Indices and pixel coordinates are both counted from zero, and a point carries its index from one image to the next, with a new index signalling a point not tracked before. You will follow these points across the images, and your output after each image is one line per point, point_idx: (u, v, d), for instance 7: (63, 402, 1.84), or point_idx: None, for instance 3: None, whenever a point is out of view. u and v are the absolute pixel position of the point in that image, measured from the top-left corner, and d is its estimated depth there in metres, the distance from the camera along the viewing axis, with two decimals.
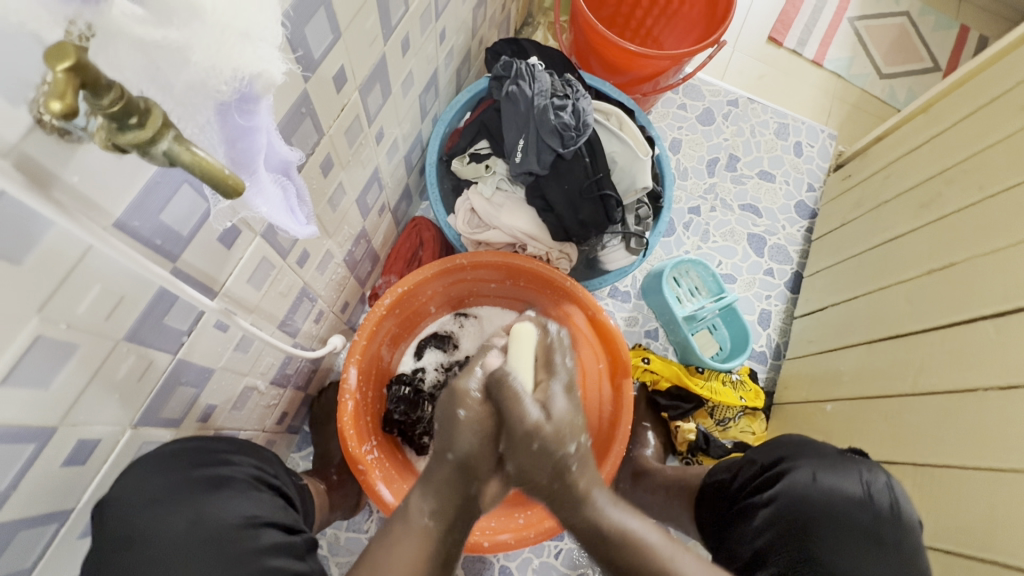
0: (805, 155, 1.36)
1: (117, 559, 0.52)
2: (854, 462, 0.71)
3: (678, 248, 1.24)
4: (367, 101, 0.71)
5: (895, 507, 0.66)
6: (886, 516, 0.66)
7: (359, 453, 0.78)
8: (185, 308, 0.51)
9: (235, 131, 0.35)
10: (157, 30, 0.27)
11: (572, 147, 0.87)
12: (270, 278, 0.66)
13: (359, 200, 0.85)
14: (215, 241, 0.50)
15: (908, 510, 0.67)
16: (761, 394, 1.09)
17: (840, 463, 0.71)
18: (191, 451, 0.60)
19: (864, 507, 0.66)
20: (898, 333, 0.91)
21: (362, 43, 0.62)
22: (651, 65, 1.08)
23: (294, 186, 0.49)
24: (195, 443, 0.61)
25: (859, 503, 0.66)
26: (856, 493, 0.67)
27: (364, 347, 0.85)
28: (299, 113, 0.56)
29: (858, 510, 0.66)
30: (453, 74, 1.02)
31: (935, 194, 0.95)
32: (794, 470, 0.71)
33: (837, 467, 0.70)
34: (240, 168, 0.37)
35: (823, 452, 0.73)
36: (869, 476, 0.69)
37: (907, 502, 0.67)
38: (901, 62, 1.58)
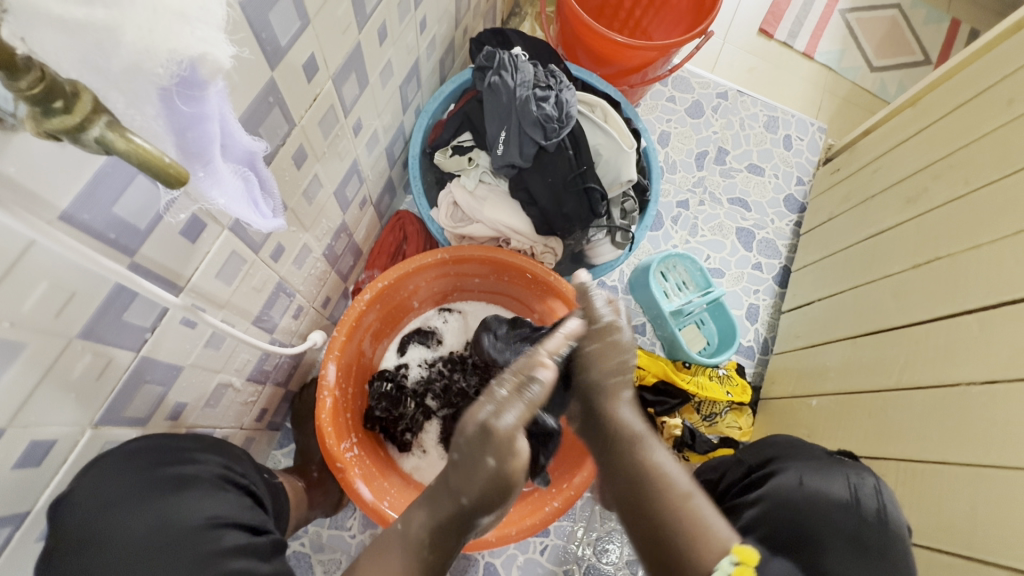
0: (794, 148, 1.35)
1: (71, 564, 0.52)
2: (839, 465, 0.71)
3: (666, 242, 1.23)
4: (342, 90, 0.69)
5: (883, 513, 0.65)
6: (871, 519, 0.65)
7: (337, 451, 0.77)
8: (147, 305, 0.49)
9: (183, 119, 0.33)
10: (78, 9, 0.25)
11: (556, 139, 0.85)
12: (242, 273, 0.64)
13: (338, 193, 0.83)
14: (177, 234, 0.49)
15: (895, 514, 0.66)
16: (748, 390, 1.08)
17: (827, 466, 0.70)
18: (150, 450, 0.58)
19: (850, 512, 0.65)
20: (884, 328, 0.90)
21: (334, 31, 0.61)
22: (638, 56, 1.06)
23: (258, 177, 0.47)
24: (159, 441, 0.60)
25: (846, 507, 0.65)
26: (844, 496, 0.66)
27: (344, 343, 0.83)
28: (266, 102, 0.54)
29: (844, 508, 0.65)
30: (435, 65, 1.00)
31: (921, 188, 0.94)
32: (780, 473, 0.70)
33: (824, 469, 0.69)
34: (190, 158, 0.35)
35: (807, 455, 0.72)
36: (857, 480, 0.68)
37: (894, 505, 0.67)
38: (892, 56, 1.57)
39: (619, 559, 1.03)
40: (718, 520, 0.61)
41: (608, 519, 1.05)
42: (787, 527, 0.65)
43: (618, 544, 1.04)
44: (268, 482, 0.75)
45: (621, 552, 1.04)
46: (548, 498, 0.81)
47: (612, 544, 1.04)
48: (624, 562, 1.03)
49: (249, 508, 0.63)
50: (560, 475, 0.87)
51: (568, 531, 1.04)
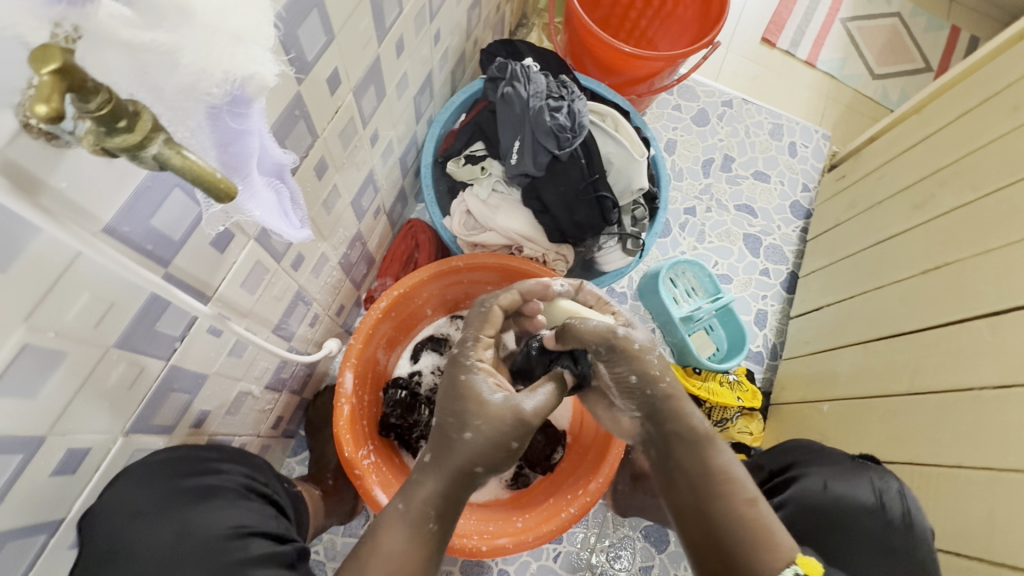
0: (799, 155, 1.36)
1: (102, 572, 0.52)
2: (864, 469, 0.71)
3: (674, 249, 1.24)
4: (361, 102, 0.71)
5: (908, 517, 0.66)
6: (896, 524, 0.65)
7: (355, 458, 0.77)
8: (179, 314, 0.50)
9: (228, 134, 0.34)
10: (144, 34, 0.26)
11: (568, 149, 0.86)
12: (264, 283, 0.65)
13: (354, 203, 0.84)
14: (208, 245, 0.50)
15: (921, 518, 0.66)
16: (758, 395, 1.09)
17: (851, 470, 0.71)
18: (177, 462, 0.59)
19: (875, 515, 0.66)
20: (894, 333, 0.91)
21: (356, 45, 0.62)
22: (646, 66, 1.08)
23: (288, 189, 0.48)
24: (183, 453, 0.60)
25: (868, 511, 0.66)
26: (869, 501, 0.67)
27: (360, 351, 0.84)
28: (292, 115, 0.55)
29: (868, 512, 0.66)
30: (447, 76, 1.02)
31: (929, 194, 0.96)
32: (805, 477, 0.71)
33: (848, 475, 0.70)
34: (232, 172, 0.37)
35: (831, 459, 0.73)
36: (882, 483, 0.68)
37: (920, 511, 0.67)
38: (893, 63, 1.59)
39: (632, 566, 1.03)
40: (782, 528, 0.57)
41: (621, 526, 1.06)
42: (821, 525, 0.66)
43: (631, 550, 1.04)
44: (289, 493, 0.76)
45: (634, 559, 1.04)
46: (563, 504, 0.82)
47: (625, 550, 1.04)
48: (636, 568, 1.03)
49: (270, 517, 0.64)
50: (574, 481, 0.87)
51: (581, 538, 1.04)
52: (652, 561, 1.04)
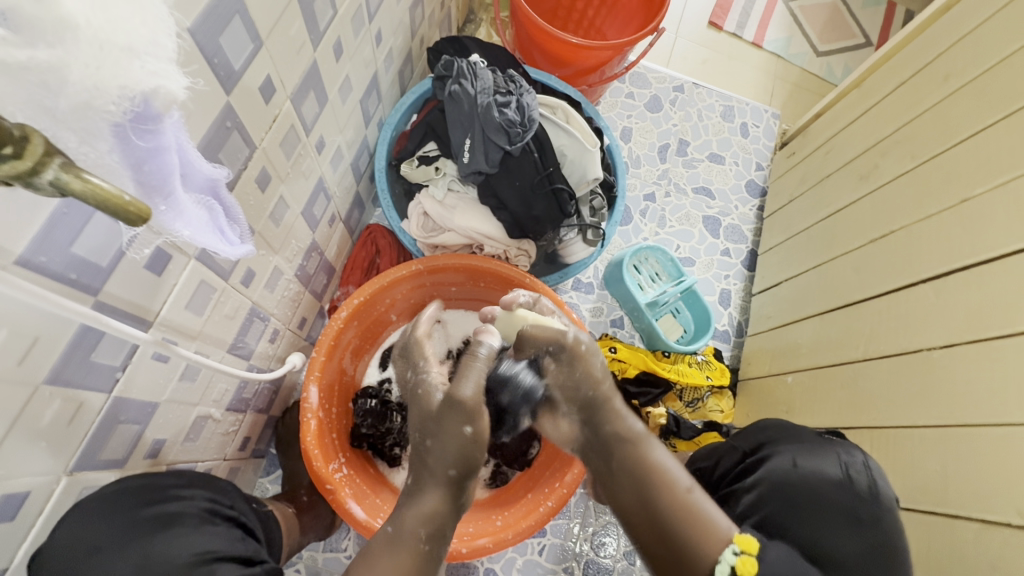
0: (751, 135, 1.39)
1: None
2: (831, 444, 0.73)
3: (637, 236, 1.26)
4: (301, 110, 0.69)
5: (873, 488, 0.68)
6: (863, 494, 0.67)
7: (326, 473, 0.76)
8: (117, 343, 0.48)
9: (140, 153, 0.33)
10: (22, 52, 0.24)
11: (520, 143, 0.84)
12: (214, 302, 0.63)
13: (306, 213, 0.82)
14: (142, 268, 0.48)
15: (884, 486, 0.69)
16: (727, 373, 1.12)
17: (818, 446, 0.72)
18: (133, 491, 0.56)
19: (843, 489, 0.68)
20: (847, 303, 0.94)
21: (289, 51, 0.60)
22: (594, 56, 1.08)
23: (223, 205, 0.46)
24: (142, 482, 0.58)
25: (838, 484, 0.68)
26: (836, 475, 0.69)
27: (323, 364, 0.82)
28: (224, 127, 0.53)
29: (835, 485, 0.68)
30: (394, 77, 1.00)
31: (871, 165, 0.99)
32: (774, 457, 0.72)
33: (814, 447, 0.72)
34: (149, 191, 0.35)
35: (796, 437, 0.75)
36: (848, 457, 0.71)
37: (883, 479, 0.69)
38: (836, 41, 1.64)
39: (616, 552, 1.05)
40: (717, 512, 0.64)
41: (602, 513, 1.07)
42: (781, 510, 0.67)
43: (614, 536, 1.06)
44: (257, 512, 0.74)
45: (619, 543, 1.05)
46: (541, 498, 0.82)
47: (608, 537, 1.05)
48: (621, 553, 1.05)
49: (238, 540, 0.62)
50: (551, 473, 0.87)
51: (564, 529, 1.05)
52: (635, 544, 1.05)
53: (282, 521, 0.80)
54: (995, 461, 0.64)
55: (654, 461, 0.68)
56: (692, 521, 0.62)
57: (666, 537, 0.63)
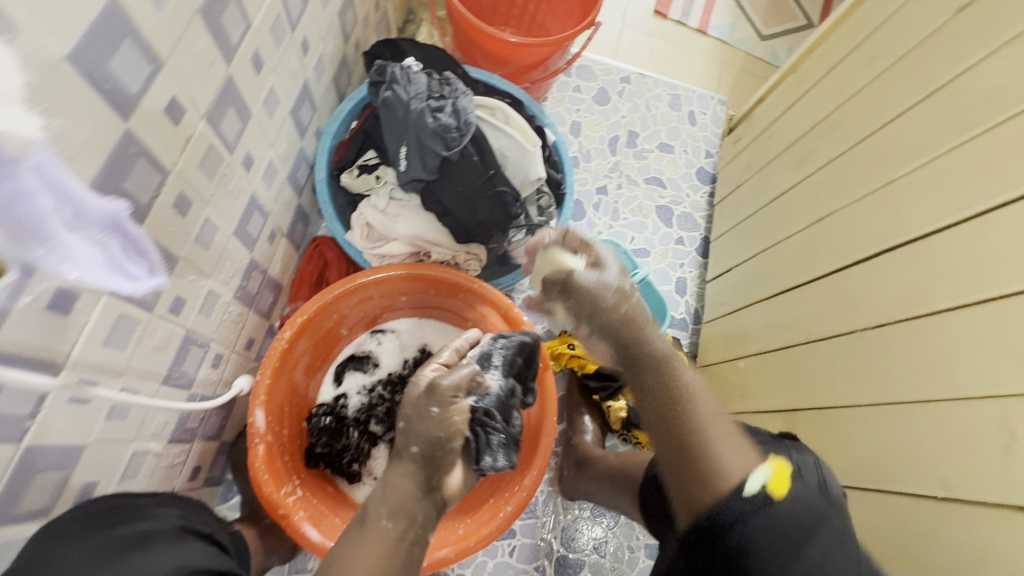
0: (699, 123, 1.40)
1: None
2: (780, 446, 0.66)
3: (591, 230, 1.26)
4: (220, 127, 0.66)
5: (825, 488, 0.61)
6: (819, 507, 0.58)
7: (278, 497, 0.74)
8: (23, 391, 0.46)
9: (7, 199, 0.32)
10: None
11: (458, 148, 0.83)
12: (138, 334, 0.60)
13: (240, 232, 0.79)
14: (44, 310, 0.45)
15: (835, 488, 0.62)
16: (686, 361, 1.12)
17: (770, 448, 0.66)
18: (98, 515, 0.57)
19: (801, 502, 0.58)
20: (791, 286, 0.96)
21: (197, 69, 0.58)
22: (533, 53, 1.07)
23: (125, 238, 0.45)
24: (107, 504, 0.59)
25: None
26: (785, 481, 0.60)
27: (270, 386, 0.80)
28: (127, 155, 0.51)
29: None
30: (329, 84, 0.98)
31: (808, 149, 1.01)
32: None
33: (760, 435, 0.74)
34: (24, 238, 0.33)
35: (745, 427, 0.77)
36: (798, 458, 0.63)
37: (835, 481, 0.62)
38: (778, 24, 1.66)
39: (588, 546, 1.06)
40: (732, 453, 0.58)
41: (571, 509, 1.08)
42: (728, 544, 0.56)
43: (585, 531, 1.06)
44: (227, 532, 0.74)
45: (590, 537, 1.06)
46: (501, 504, 0.82)
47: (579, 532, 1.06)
48: (593, 548, 1.06)
49: (210, 556, 0.62)
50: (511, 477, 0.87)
51: (534, 528, 1.05)
52: (605, 538, 1.06)
53: (249, 542, 0.81)
54: (926, 433, 0.66)
55: (684, 384, 0.62)
56: (692, 445, 0.59)
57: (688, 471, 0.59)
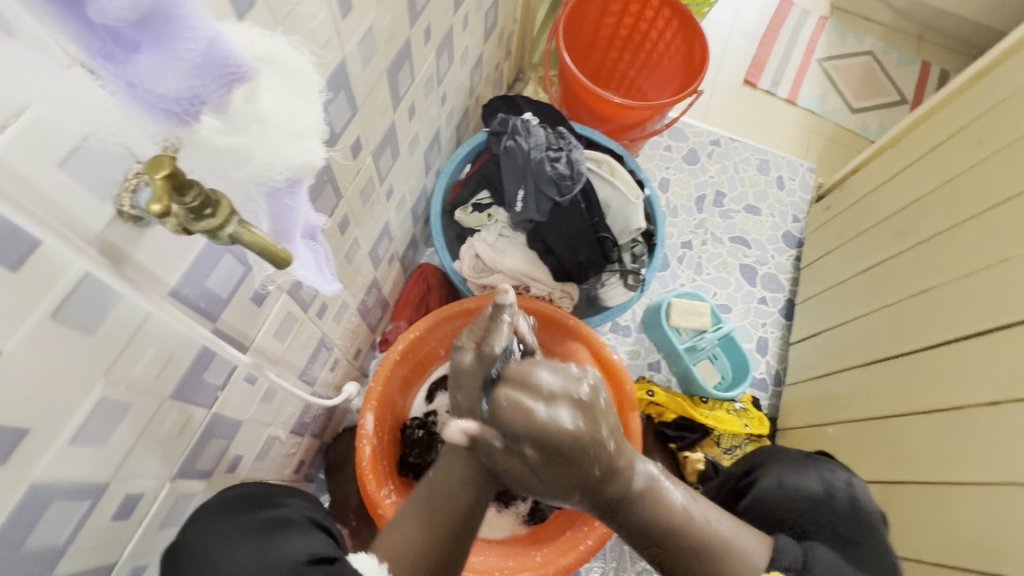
0: (787, 188, 1.43)
1: None
2: (814, 463, 0.75)
3: (674, 282, 1.30)
4: (378, 163, 0.77)
5: (856, 503, 0.68)
6: (843, 510, 0.68)
7: (378, 498, 0.80)
8: (222, 364, 0.55)
9: (281, 208, 0.40)
10: (227, 138, 0.32)
11: (570, 195, 0.92)
12: (293, 331, 0.70)
13: (371, 253, 0.90)
14: (248, 300, 0.55)
15: (869, 504, 0.68)
16: (765, 421, 1.13)
17: (803, 464, 0.75)
18: (247, 497, 0.62)
19: (823, 504, 0.69)
20: (889, 356, 0.95)
21: (375, 115, 0.69)
22: (636, 115, 1.16)
23: (322, 249, 0.54)
24: (253, 489, 0.64)
25: (818, 500, 0.69)
26: (818, 491, 0.70)
27: (379, 393, 0.88)
28: (322, 181, 0.61)
29: (815, 502, 0.69)
30: (453, 131, 1.09)
31: (909, 222, 1.02)
32: (761, 479, 0.75)
33: (799, 467, 0.74)
34: (281, 239, 0.42)
35: (790, 458, 0.76)
36: (830, 475, 0.72)
37: (867, 495, 0.70)
38: (870, 98, 1.69)
39: None
40: (758, 553, 0.63)
41: (638, 559, 1.06)
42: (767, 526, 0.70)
43: None
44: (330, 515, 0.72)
45: None
46: (580, 537, 0.84)
47: None
48: None
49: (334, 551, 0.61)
50: (590, 511, 0.89)
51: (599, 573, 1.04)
52: None
53: None
54: None
55: (661, 523, 0.65)
56: (710, 549, 0.63)
57: (682, 541, 0.64)
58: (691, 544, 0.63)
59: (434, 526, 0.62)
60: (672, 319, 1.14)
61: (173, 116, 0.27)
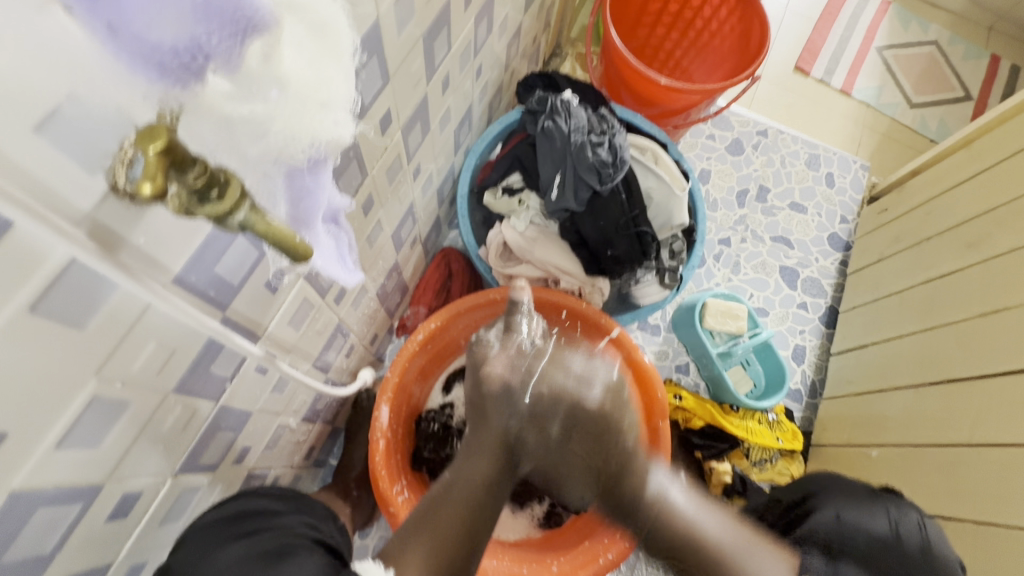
0: (837, 186, 1.33)
1: None
2: (879, 500, 0.67)
3: (709, 281, 1.22)
4: (407, 139, 0.71)
5: (927, 550, 0.62)
6: (915, 555, 0.61)
7: (390, 494, 0.76)
8: (231, 355, 0.50)
9: (301, 191, 0.34)
10: (243, 106, 0.25)
11: (610, 184, 0.86)
12: (309, 318, 0.65)
13: (394, 235, 0.84)
14: (263, 287, 0.49)
15: (942, 549, 0.63)
16: (799, 436, 1.06)
17: (867, 500, 0.68)
18: (233, 515, 0.60)
19: (890, 548, 0.61)
20: (948, 379, 0.88)
21: (407, 86, 0.63)
22: (683, 99, 1.07)
23: (344, 236, 0.48)
24: (238, 508, 0.61)
25: (886, 543, 0.62)
26: (884, 533, 0.63)
27: (396, 384, 0.84)
28: (347, 157, 0.55)
29: (885, 546, 0.62)
30: (485, 108, 1.02)
31: (982, 234, 0.93)
32: (817, 510, 0.69)
33: (860, 504, 0.67)
34: (298, 226, 0.35)
35: (844, 494, 0.69)
36: (898, 514, 0.65)
37: (940, 539, 0.64)
38: (931, 92, 1.56)
39: None
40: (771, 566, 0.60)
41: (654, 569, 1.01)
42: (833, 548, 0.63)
43: None
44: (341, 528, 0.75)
45: None
46: (599, 549, 0.79)
47: None
48: None
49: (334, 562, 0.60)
50: (610, 523, 0.84)
51: None
52: None
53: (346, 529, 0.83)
54: None
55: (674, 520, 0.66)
56: None
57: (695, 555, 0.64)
58: (702, 562, 0.63)
59: (464, 528, 0.60)
60: (707, 321, 1.07)
61: (169, 67, 0.22)
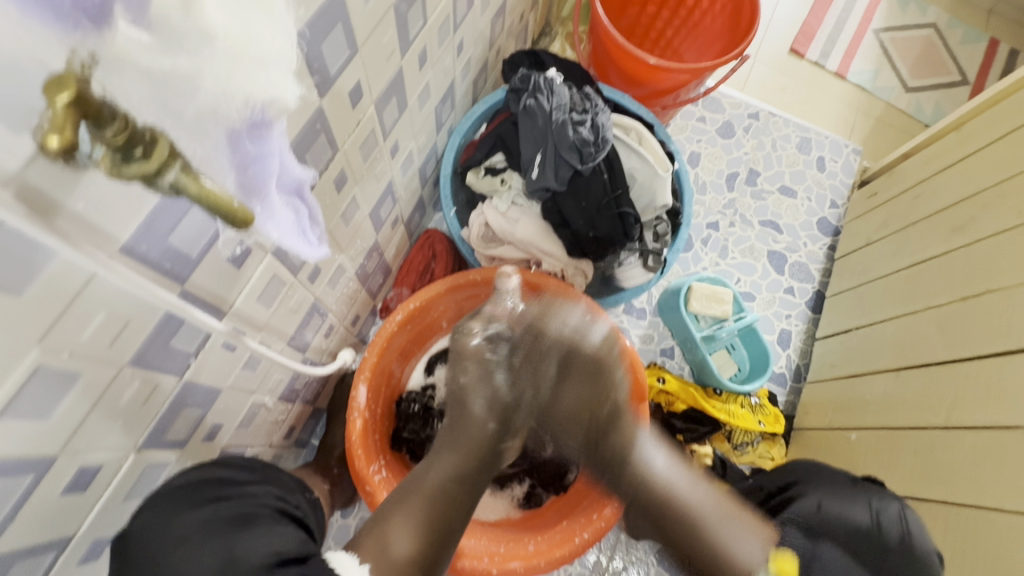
0: (828, 170, 1.32)
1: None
2: (862, 491, 0.69)
3: (696, 265, 1.22)
4: (382, 115, 0.70)
5: (907, 540, 0.63)
6: (894, 545, 0.62)
7: (367, 473, 0.76)
8: (193, 330, 0.49)
9: (247, 156, 0.32)
10: (164, 59, 0.24)
11: (591, 163, 0.86)
12: (281, 296, 0.64)
13: (373, 214, 0.83)
14: (226, 261, 0.48)
15: (922, 540, 0.63)
16: (781, 419, 1.07)
17: (849, 493, 0.68)
18: (202, 484, 0.58)
19: (871, 538, 0.62)
20: (927, 363, 0.88)
21: (379, 59, 0.61)
22: (670, 79, 1.05)
23: (307, 207, 0.46)
24: (207, 474, 0.60)
25: (864, 532, 0.63)
26: (864, 523, 0.64)
27: (375, 364, 0.83)
28: (313, 130, 0.54)
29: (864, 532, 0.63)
30: (469, 86, 1.00)
31: (967, 217, 0.92)
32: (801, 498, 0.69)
33: (843, 493, 0.68)
34: (249, 195, 0.34)
35: (833, 483, 0.71)
36: (879, 505, 0.66)
37: (919, 530, 0.64)
38: (928, 76, 1.54)
39: None
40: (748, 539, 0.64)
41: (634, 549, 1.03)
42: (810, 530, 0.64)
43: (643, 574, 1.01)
44: (309, 501, 0.75)
45: None
46: (576, 528, 0.79)
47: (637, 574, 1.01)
48: None
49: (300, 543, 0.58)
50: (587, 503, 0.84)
51: (593, 560, 1.01)
52: None
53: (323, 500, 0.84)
54: None
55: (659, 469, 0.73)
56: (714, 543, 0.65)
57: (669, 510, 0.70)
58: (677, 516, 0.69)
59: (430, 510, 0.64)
60: (691, 305, 1.06)
61: (70, 10, 0.22)
